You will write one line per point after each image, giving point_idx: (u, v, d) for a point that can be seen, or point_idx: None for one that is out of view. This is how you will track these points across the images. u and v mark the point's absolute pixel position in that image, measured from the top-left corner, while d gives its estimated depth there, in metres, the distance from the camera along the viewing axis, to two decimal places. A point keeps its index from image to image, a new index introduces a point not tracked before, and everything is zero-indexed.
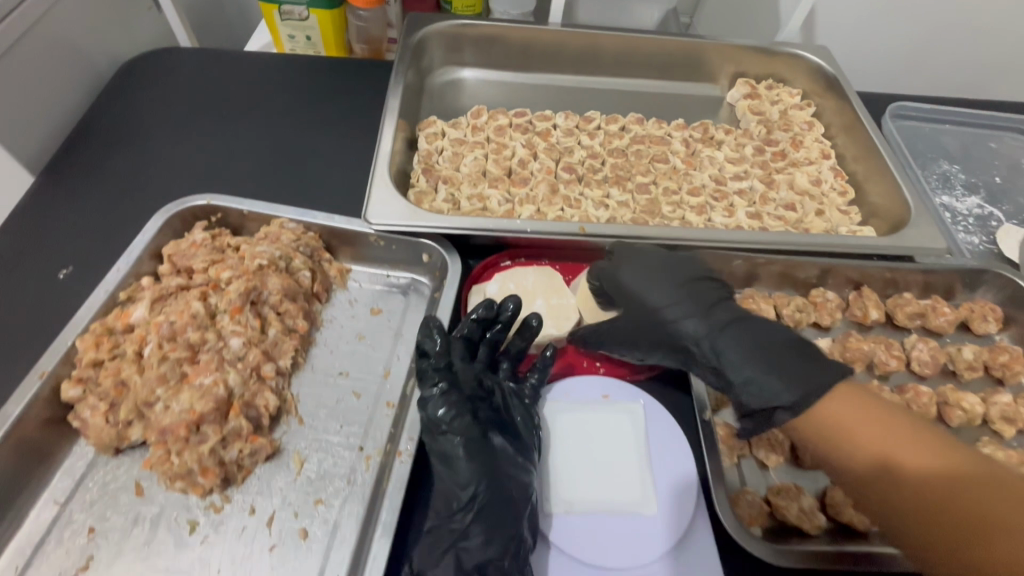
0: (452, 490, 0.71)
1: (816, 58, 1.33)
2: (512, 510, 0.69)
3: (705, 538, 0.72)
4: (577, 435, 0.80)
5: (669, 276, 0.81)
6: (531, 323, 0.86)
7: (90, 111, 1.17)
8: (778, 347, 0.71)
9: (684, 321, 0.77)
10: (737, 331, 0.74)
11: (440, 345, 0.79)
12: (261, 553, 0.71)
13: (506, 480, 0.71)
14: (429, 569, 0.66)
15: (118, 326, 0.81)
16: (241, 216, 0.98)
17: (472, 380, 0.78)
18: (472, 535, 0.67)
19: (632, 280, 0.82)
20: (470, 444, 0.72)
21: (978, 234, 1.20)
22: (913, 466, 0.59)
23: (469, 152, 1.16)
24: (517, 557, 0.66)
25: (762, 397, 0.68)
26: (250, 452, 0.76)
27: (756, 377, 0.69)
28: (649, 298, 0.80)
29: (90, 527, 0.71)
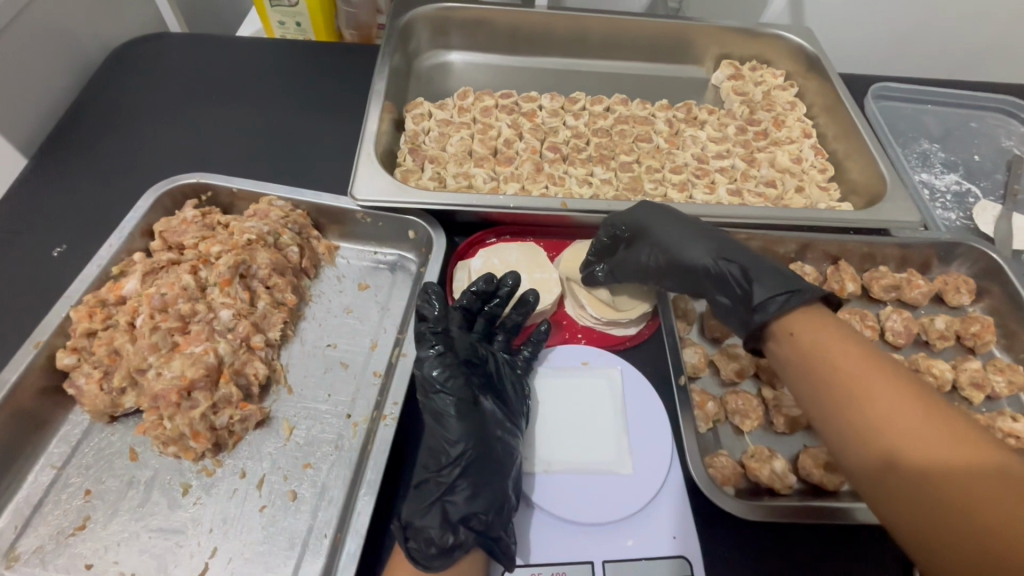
0: (441, 447, 0.73)
1: (798, 39, 1.35)
2: (498, 468, 0.72)
3: (676, 497, 0.76)
4: (561, 402, 0.84)
5: (679, 217, 0.90)
6: (528, 298, 0.89)
7: (81, 93, 1.19)
8: (779, 266, 0.82)
9: (699, 245, 0.85)
10: (745, 254, 0.84)
11: (438, 311, 0.83)
12: (252, 513, 0.74)
13: (494, 440, 0.74)
14: (417, 519, 0.68)
15: (111, 298, 0.84)
16: (231, 194, 1.00)
17: (467, 347, 0.82)
18: (459, 490, 0.70)
19: (647, 217, 0.90)
20: (462, 404, 0.75)
21: (955, 211, 1.22)
22: (885, 405, 0.63)
23: (456, 133, 1.18)
24: (501, 513, 0.68)
25: (782, 296, 0.77)
26: (241, 419, 0.79)
27: (764, 277, 0.79)
28: (664, 231, 0.88)
29: (86, 490, 0.74)
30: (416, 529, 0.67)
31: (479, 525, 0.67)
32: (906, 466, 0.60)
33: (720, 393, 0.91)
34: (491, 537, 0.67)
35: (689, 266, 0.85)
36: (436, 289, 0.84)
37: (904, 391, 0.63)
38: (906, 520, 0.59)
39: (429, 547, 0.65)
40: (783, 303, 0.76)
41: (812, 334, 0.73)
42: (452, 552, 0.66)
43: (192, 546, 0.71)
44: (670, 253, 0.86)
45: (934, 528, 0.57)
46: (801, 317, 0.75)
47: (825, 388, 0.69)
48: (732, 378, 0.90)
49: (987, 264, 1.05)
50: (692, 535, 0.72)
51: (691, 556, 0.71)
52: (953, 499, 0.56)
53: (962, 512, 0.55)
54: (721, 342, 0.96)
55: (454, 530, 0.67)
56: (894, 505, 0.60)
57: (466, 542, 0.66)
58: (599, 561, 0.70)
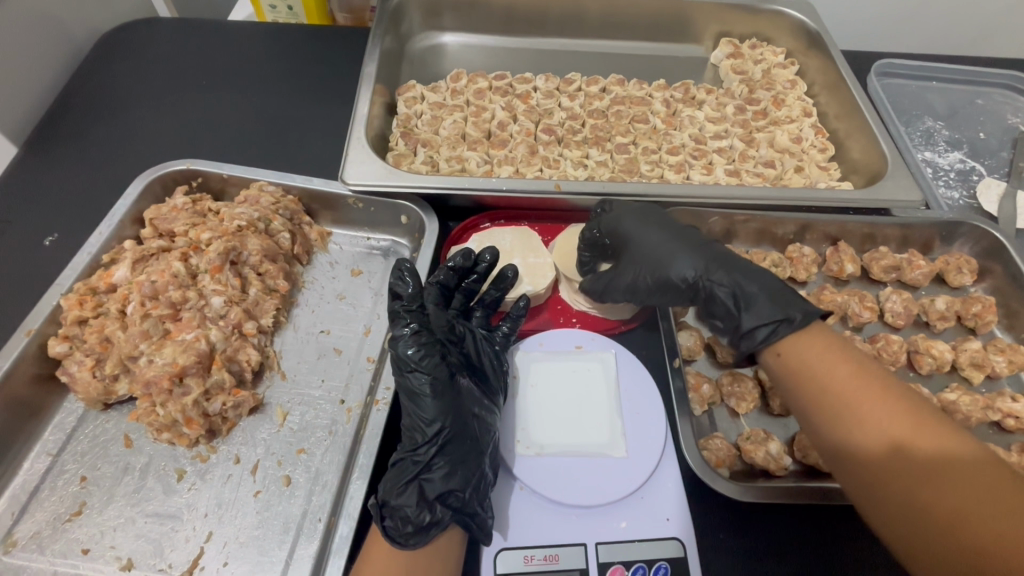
0: (419, 427, 0.73)
1: (799, 15, 1.32)
2: (476, 446, 0.72)
3: (671, 479, 0.75)
4: (551, 384, 0.84)
5: (665, 228, 0.86)
6: (508, 274, 0.88)
7: (70, 80, 1.18)
8: (769, 282, 0.79)
9: (685, 266, 0.82)
10: (733, 270, 0.81)
11: (414, 286, 0.82)
12: (246, 498, 0.74)
13: (469, 418, 0.73)
14: (393, 498, 0.67)
15: (102, 286, 0.83)
16: (222, 181, 0.99)
17: (444, 324, 0.79)
18: (435, 467, 0.70)
19: (631, 231, 0.87)
20: (438, 384, 0.73)
21: (958, 189, 1.20)
22: (877, 425, 0.64)
23: (449, 116, 1.16)
24: (478, 490, 0.68)
25: (770, 326, 0.75)
26: (234, 405, 0.79)
27: (755, 303, 0.77)
28: (650, 247, 0.85)
29: (82, 476, 0.74)
30: (393, 507, 0.66)
31: (455, 503, 0.67)
32: (900, 488, 0.60)
33: (715, 375, 0.90)
34: (467, 513, 0.67)
35: (677, 285, 0.83)
36: (411, 267, 0.83)
37: (896, 409, 0.64)
38: (902, 539, 0.60)
39: (406, 525, 0.65)
40: (769, 334, 0.75)
41: (800, 350, 0.73)
42: (429, 529, 0.65)
43: (187, 531, 0.71)
44: (655, 273, 0.84)
45: (930, 549, 0.58)
46: (791, 342, 0.74)
47: (817, 407, 0.69)
48: (728, 360, 0.90)
49: (990, 244, 1.03)
50: (687, 516, 0.72)
51: (684, 538, 0.71)
52: (948, 520, 0.57)
53: (955, 533, 0.56)
54: None
55: (431, 508, 0.66)
56: (890, 524, 0.61)
57: (443, 519, 0.66)
58: (592, 543, 0.70)
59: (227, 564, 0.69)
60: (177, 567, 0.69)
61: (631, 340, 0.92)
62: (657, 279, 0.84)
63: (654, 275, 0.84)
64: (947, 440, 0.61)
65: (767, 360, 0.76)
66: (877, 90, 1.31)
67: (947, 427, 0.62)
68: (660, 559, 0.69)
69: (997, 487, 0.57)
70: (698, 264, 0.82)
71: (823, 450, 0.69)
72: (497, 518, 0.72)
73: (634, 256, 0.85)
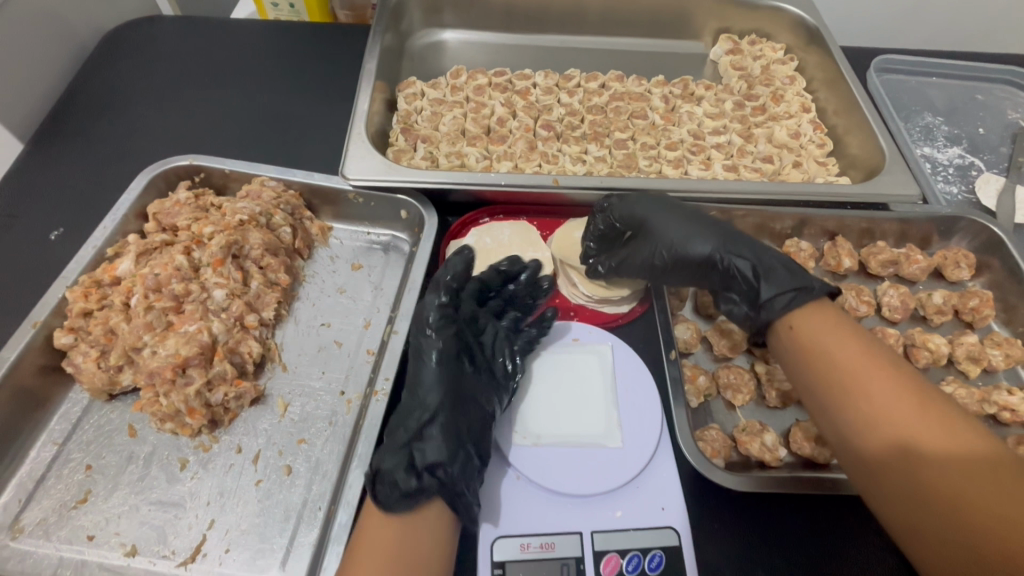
0: (416, 396, 0.75)
1: (798, 11, 1.32)
2: (466, 423, 0.73)
3: (666, 470, 0.76)
4: (554, 379, 0.84)
5: (680, 209, 0.88)
6: (543, 283, 0.93)
7: (75, 77, 1.19)
8: (784, 258, 0.82)
9: (703, 242, 0.85)
10: (750, 246, 0.84)
11: (457, 276, 0.86)
12: (248, 486, 0.75)
13: (464, 400, 0.75)
14: (384, 464, 0.68)
15: (106, 279, 0.85)
16: (224, 176, 1.00)
17: (470, 310, 0.85)
18: (427, 438, 0.70)
19: (647, 211, 0.88)
20: (444, 355, 0.78)
21: (957, 184, 1.20)
22: (882, 401, 0.65)
23: (448, 112, 1.17)
24: (463, 468, 0.69)
25: (789, 294, 0.78)
26: (235, 396, 0.80)
27: (774, 274, 0.80)
28: (667, 226, 0.87)
29: (87, 465, 0.75)
30: (383, 474, 0.67)
31: (443, 475, 0.67)
32: (902, 463, 0.62)
33: (712, 368, 0.91)
34: (454, 489, 0.66)
35: (695, 260, 0.85)
36: (466, 257, 0.87)
37: (902, 387, 0.65)
38: (899, 513, 0.62)
39: (394, 491, 0.65)
40: (789, 301, 0.78)
41: (811, 326, 0.75)
42: (413, 496, 0.65)
43: (190, 519, 0.72)
44: (672, 250, 0.86)
45: (926, 523, 0.59)
46: (804, 313, 0.77)
47: (824, 382, 0.70)
48: (725, 354, 0.90)
49: (988, 238, 1.03)
50: (682, 506, 0.73)
51: (679, 527, 0.72)
52: (946, 496, 0.58)
53: (953, 509, 0.58)
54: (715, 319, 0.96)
55: (418, 476, 0.67)
56: (889, 499, 0.63)
57: (428, 488, 0.66)
58: (587, 532, 0.71)
59: (229, 551, 0.70)
60: (180, 553, 0.70)
61: (629, 333, 0.93)
62: (675, 255, 0.85)
63: (673, 251, 0.85)
64: (951, 419, 0.62)
65: (779, 333, 0.78)
66: (877, 86, 1.31)
67: (960, 415, 0.62)
68: (655, 547, 0.70)
69: (997, 466, 0.58)
70: (716, 240, 0.84)
71: (826, 425, 0.70)
72: (486, 508, 0.72)
73: (651, 235, 0.87)
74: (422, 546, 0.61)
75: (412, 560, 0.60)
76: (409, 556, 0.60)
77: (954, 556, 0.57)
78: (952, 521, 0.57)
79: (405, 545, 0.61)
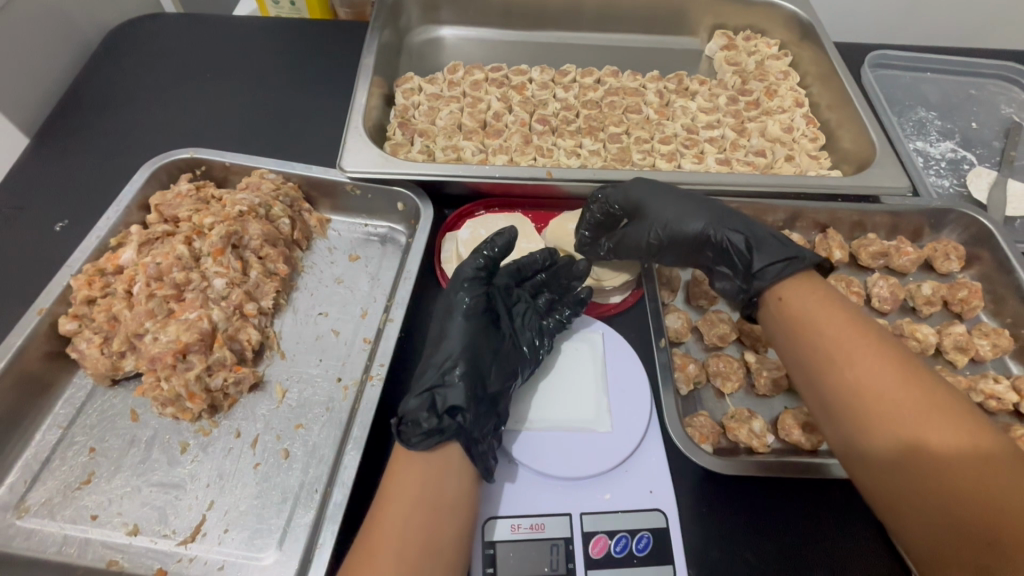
0: (441, 346, 0.78)
1: (792, 7, 1.33)
2: (484, 374, 0.76)
3: (655, 454, 0.78)
4: (554, 371, 0.86)
5: (672, 189, 0.90)
6: (576, 266, 0.91)
7: (79, 72, 1.21)
8: (772, 231, 0.85)
9: (695, 219, 0.86)
10: (740, 221, 0.86)
11: (498, 252, 0.85)
12: (246, 469, 0.77)
13: (484, 357, 0.78)
14: (410, 401, 0.71)
15: (108, 268, 0.87)
16: (224, 169, 1.02)
17: (504, 283, 0.88)
18: (450, 384, 0.73)
19: (640, 193, 0.90)
20: (472, 311, 0.81)
21: (949, 178, 1.21)
22: (867, 377, 0.68)
23: (445, 107, 1.19)
24: (478, 414, 0.72)
25: (780, 264, 0.80)
26: (234, 381, 0.82)
27: (765, 246, 0.82)
28: (660, 206, 0.88)
29: (91, 447, 0.78)
30: (409, 410, 0.70)
31: (463, 420, 0.70)
32: (884, 437, 0.65)
33: (702, 357, 0.92)
34: (471, 435, 0.70)
35: (688, 237, 0.87)
36: (507, 238, 0.85)
37: (887, 365, 0.68)
38: (879, 485, 0.65)
39: (418, 428, 0.69)
40: (779, 271, 0.80)
41: (802, 301, 0.77)
42: (434, 436, 0.68)
43: (190, 500, 0.74)
44: (666, 227, 0.87)
45: (904, 494, 0.62)
46: (794, 285, 0.79)
47: (812, 359, 0.73)
48: (715, 343, 0.92)
49: (977, 230, 1.04)
50: (669, 489, 0.75)
51: (666, 509, 0.73)
52: (926, 467, 0.61)
53: (930, 479, 0.60)
54: (706, 309, 0.98)
55: (440, 417, 0.70)
56: (870, 471, 0.66)
57: (449, 429, 0.69)
58: (577, 513, 0.73)
59: (228, 531, 0.73)
60: (180, 533, 0.72)
61: (621, 323, 0.94)
62: (670, 232, 0.87)
63: (667, 229, 0.87)
64: (933, 395, 0.64)
65: (770, 307, 0.81)
66: (870, 81, 1.32)
67: (955, 401, 0.64)
68: (643, 529, 0.72)
69: (974, 440, 0.61)
70: (708, 216, 0.86)
71: (814, 401, 0.73)
72: (500, 472, 0.76)
73: (645, 215, 0.89)
74: (445, 487, 0.66)
75: (434, 498, 0.65)
76: (433, 496, 0.65)
77: (930, 525, 0.60)
78: (929, 491, 0.60)
79: (429, 485, 0.66)
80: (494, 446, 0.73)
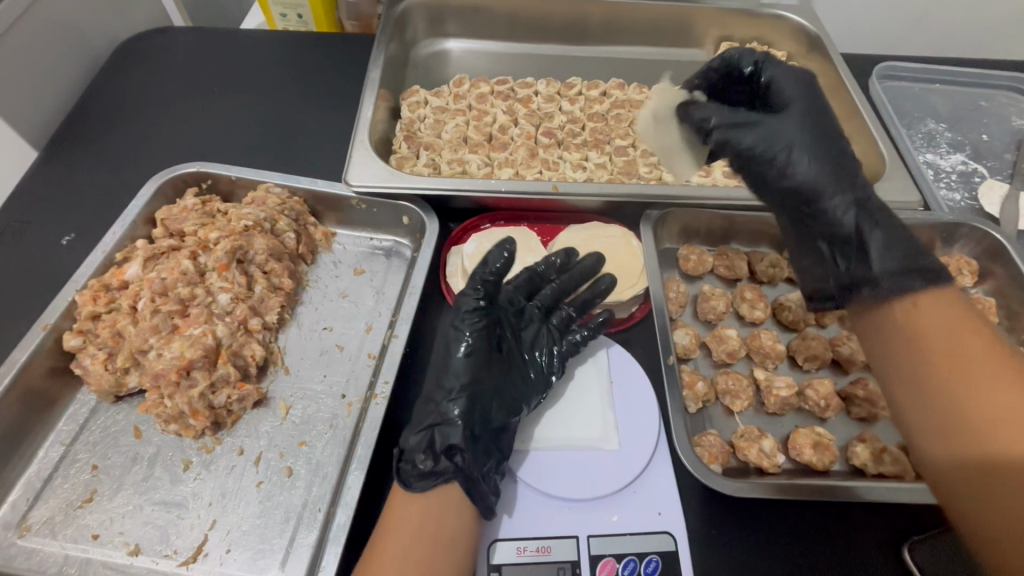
0: (442, 380, 0.77)
1: (799, 19, 1.33)
2: (485, 408, 0.76)
3: (664, 476, 0.77)
4: (564, 389, 0.85)
5: (830, 134, 0.80)
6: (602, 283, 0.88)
7: (89, 86, 1.22)
8: (925, 253, 0.72)
9: (840, 180, 0.77)
10: (889, 222, 0.75)
11: (495, 275, 0.84)
12: (250, 487, 0.76)
13: (486, 392, 0.77)
14: (408, 443, 0.72)
15: (114, 283, 0.87)
16: (230, 182, 1.02)
17: (512, 300, 0.87)
18: (451, 422, 0.73)
19: (790, 114, 0.81)
20: (475, 345, 0.79)
21: (960, 190, 1.20)
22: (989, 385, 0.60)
23: (451, 120, 1.20)
24: (473, 452, 0.71)
25: (902, 274, 0.70)
26: (238, 398, 0.81)
27: (890, 240, 0.73)
28: (814, 140, 0.79)
29: (93, 465, 0.77)
30: (407, 450, 0.71)
31: (461, 461, 0.70)
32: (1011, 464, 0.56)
33: (711, 373, 0.91)
34: (470, 475, 0.69)
35: (811, 190, 0.78)
36: (512, 247, 0.84)
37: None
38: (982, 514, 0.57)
39: (416, 468, 0.70)
40: (904, 282, 0.69)
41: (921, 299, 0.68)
42: (431, 477, 0.69)
43: (192, 519, 0.74)
44: (798, 163, 0.79)
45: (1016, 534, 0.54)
46: (937, 297, 0.67)
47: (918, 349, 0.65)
48: (724, 359, 0.91)
49: (991, 245, 1.03)
50: (678, 511, 0.74)
51: (675, 532, 0.72)
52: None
53: None
54: (715, 325, 0.96)
55: (437, 458, 0.70)
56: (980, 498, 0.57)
57: (446, 470, 0.69)
58: (584, 536, 0.71)
59: (230, 552, 0.72)
60: (182, 553, 0.71)
61: (630, 336, 0.93)
62: (799, 172, 0.79)
63: (801, 162, 0.79)
64: None
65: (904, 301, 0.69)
66: (878, 93, 1.31)
67: None
68: (652, 552, 0.71)
69: None
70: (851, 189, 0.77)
71: (900, 394, 0.66)
72: (503, 497, 0.74)
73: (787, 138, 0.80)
74: (444, 523, 0.66)
75: (432, 534, 0.65)
76: (432, 532, 0.65)
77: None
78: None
79: (430, 519, 0.66)
80: (496, 481, 0.71)
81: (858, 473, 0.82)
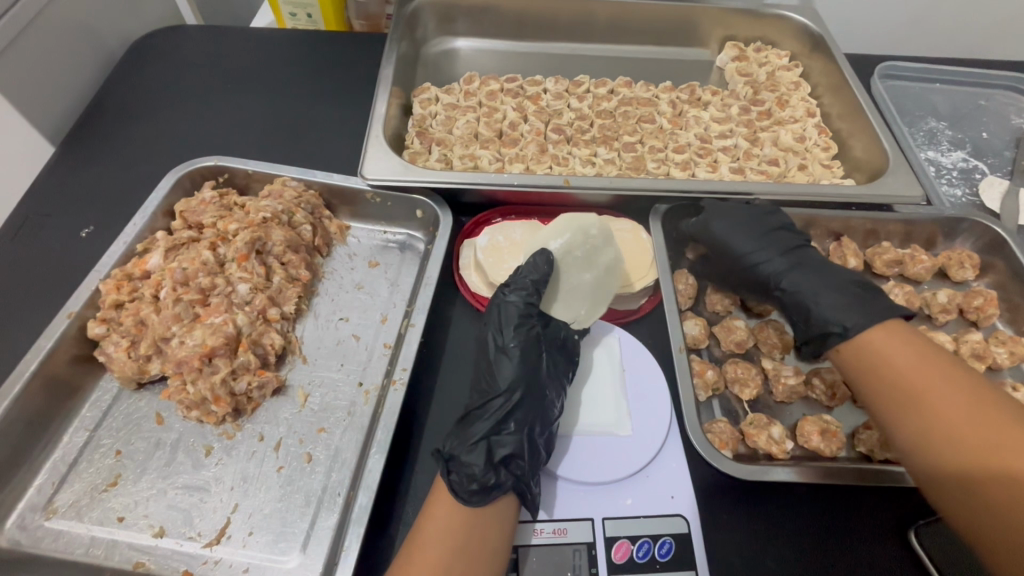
0: (495, 385, 0.78)
1: (802, 19, 1.35)
2: (541, 417, 0.76)
3: (676, 461, 0.79)
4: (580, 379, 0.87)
5: (749, 222, 0.92)
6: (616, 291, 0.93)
7: (105, 82, 1.24)
8: (853, 289, 0.82)
9: (775, 259, 0.88)
10: (823, 277, 0.85)
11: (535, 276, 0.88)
12: (271, 473, 0.78)
13: (539, 399, 0.77)
14: (461, 455, 0.71)
15: (136, 273, 0.88)
16: (246, 176, 1.04)
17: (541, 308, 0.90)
18: (506, 432, 0.73)
19: (712, 221, 0.93)
20: (525, 348, 0.81)
21: (961, 187, 1.22)
22: (948, 406, 0.68)
23: (462, 116, 1.21)
24: (533, 460, 0.72)
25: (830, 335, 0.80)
26: (259, 385, 0.83)
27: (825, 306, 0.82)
28: (734, 229, 0.91)
29: (117, 450, 0.79)
30: (461, 462, 0.71)
31: (518, 470, 0.71)
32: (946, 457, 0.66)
33: (719, 363, 0.93)
34: (526, 484, 0.71)
35: (759, 276, 0.90)
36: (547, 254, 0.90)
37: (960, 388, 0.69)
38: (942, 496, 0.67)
39: (471, 483, 0.69)
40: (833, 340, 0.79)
41: (878, 340, 0.76)
42: (490, 492, 0.69)
43: (215, 502, 0.75)
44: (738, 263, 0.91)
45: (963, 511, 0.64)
46: (871, 336, 0.77)
47: (888, 388, 0.73)
48: (732, 349, 0.93)
49: (991, 239, 1.05)
50: (690, 495, 0.76)
51: (688, 515, 0.74)
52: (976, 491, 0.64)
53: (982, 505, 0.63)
54: (722, 317, 0.98)
55: (496, 470, 0.70)
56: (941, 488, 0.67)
57: (505, 483, 0.70)
58: (599, 519, 0.73)
59: (253, 534, 0.73)
60: (205, 535, 0.73)
61: (640, 327, 0.95)
62: (745, 266, 0.90)
63: (741, 258, 0.90)
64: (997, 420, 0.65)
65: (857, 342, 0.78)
66: (880, 92, 1.33)
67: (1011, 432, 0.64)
68: (666, 534, 0.72)
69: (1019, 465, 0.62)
70: (783, 262, 0.88)
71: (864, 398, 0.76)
72: (543, 497, 0.75)
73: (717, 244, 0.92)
74: (489, 542, 0.66)
75: (475, 549, 0.65)
76: (473, 549, 0.65)
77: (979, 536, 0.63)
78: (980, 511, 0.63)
79: (473, 533, 0.66)
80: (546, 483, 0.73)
81: (865, 460, 0.83)
